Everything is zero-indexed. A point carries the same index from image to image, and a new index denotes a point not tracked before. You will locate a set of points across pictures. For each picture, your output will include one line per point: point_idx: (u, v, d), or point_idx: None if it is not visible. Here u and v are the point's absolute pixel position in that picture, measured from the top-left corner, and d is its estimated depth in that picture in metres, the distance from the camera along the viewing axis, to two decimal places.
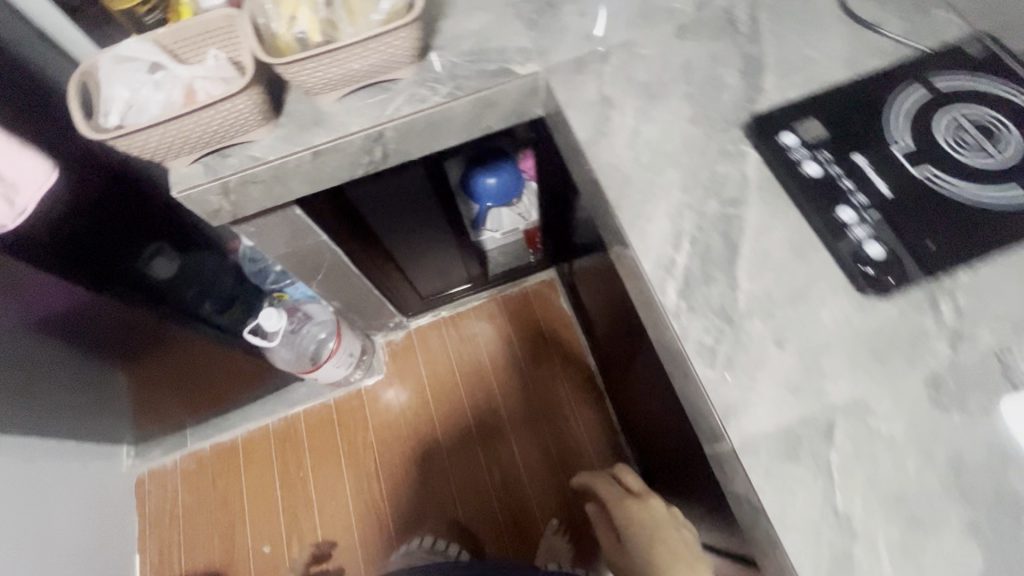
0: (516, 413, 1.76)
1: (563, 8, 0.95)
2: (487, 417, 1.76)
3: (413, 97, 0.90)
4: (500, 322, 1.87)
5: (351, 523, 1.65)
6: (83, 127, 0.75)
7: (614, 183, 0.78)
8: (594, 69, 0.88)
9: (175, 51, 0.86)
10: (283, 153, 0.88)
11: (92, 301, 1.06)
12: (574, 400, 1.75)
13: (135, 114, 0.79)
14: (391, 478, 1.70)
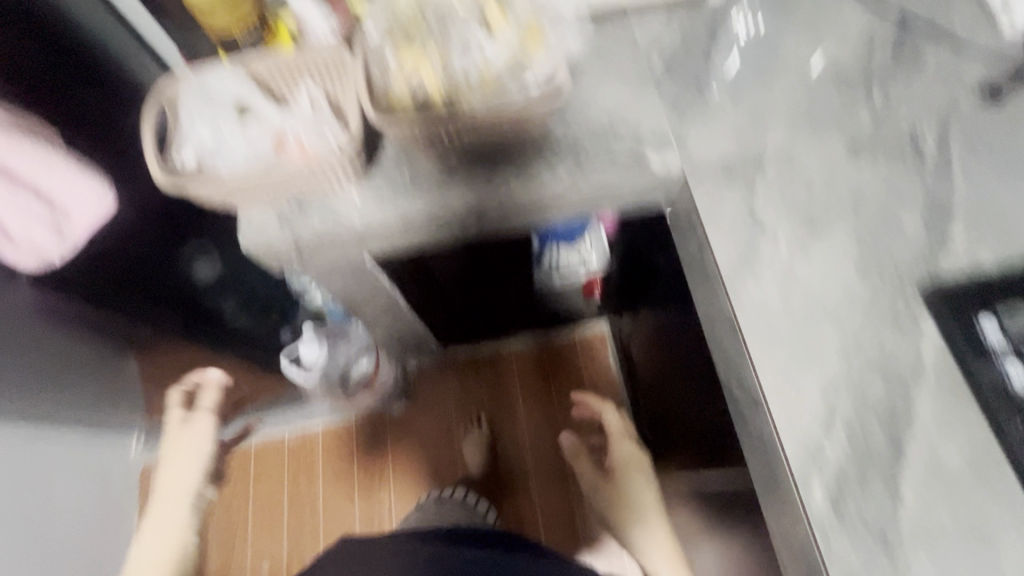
0: (540, 446, 1.68)
1: (713, 93, 0.81)
2: (511, 449, 1.68)
3: (528, 175, 0.77)
4: (539, 358, 1.76)
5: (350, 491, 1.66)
6: (157, 170, 0.65)
7: (758, 334, 0.66)
8: (744, 179, 0.75)
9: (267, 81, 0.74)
10: (371, 219, 0.76)
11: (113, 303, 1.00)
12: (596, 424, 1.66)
13: (214, 157, 0.68)
14: (399, 476, 1.67)
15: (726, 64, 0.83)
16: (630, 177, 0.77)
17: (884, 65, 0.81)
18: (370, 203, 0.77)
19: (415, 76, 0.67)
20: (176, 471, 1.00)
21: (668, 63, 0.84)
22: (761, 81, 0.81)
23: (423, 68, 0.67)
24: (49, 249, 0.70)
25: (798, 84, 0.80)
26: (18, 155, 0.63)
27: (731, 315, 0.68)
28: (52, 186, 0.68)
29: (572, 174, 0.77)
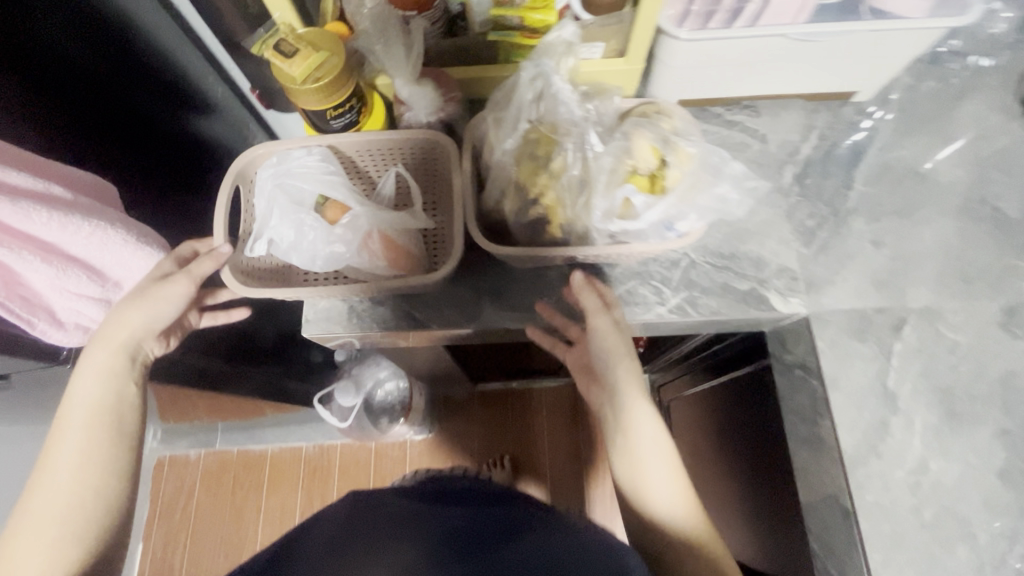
0: (564, 456, 1.56)
1: (850, 226, 0.71)
2: (536, 461, 1.56)
3: (631, 298, 0.68)
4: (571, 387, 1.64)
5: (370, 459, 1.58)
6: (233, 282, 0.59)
7: (877, 538, 0.59)
8: (879, 341, 0.66)
9: (352, 157, 0.67)
10: (452, 325, 0.68)
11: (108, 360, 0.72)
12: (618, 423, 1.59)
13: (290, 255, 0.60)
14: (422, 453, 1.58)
15: (868, 191, 0.73)
16: (748, 318, 0.68)
17: None
18: (452, 307, 0.68)
19: (535, 203, 0.54)
20: (90, 377, 0.60)
21: (801, 180, 0.74)
22: (906, 219, 0.71)
23: (548, 191, 0.54)
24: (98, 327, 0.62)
25: (952, 230, 0.70)
26: (71, 236, 0.54)
27: (850, 508, 0.61)
28: (106, 262, 0.59)
29: (682, 304, 0.68)
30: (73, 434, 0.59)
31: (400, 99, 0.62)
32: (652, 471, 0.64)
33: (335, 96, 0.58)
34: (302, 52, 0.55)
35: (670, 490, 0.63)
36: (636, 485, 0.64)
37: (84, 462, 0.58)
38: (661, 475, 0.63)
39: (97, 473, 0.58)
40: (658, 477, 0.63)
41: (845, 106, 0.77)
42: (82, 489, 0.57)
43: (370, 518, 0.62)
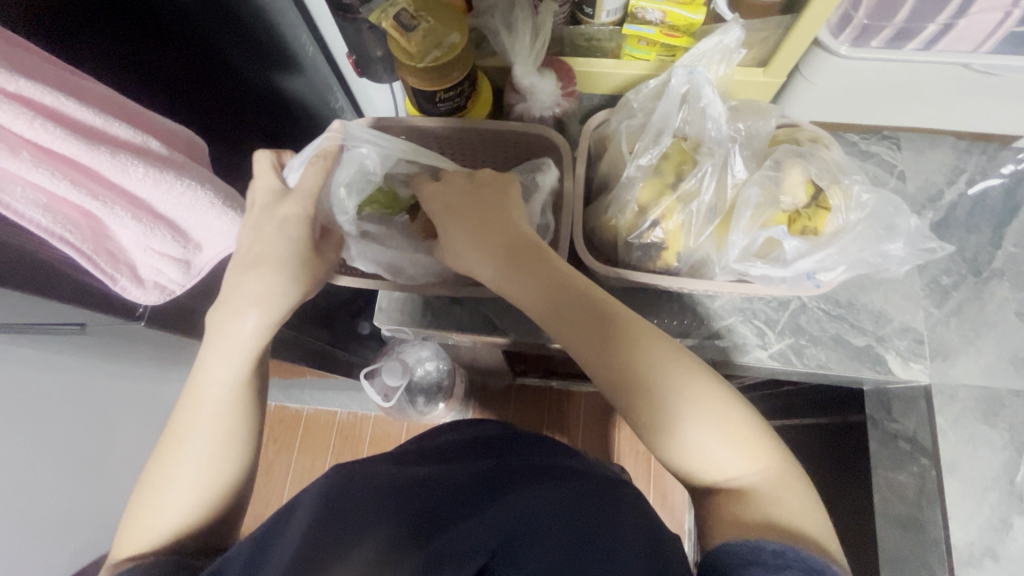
0: (596, 453, 1.48)
1: (993, 291, 0.62)
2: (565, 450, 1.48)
3: (729, 336, 0.62)
4: None
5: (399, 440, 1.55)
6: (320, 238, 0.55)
7: None
8: (1012, 430, 0.58)
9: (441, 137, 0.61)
10: (530, 335, 0.63)
11: (149, 297, 0.58)
12: None
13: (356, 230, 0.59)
14: None
15: (1019, 252, 0.64)
16: (857, 378, 0.61)
17: None
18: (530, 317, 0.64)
19: (656, 225, 0.48)
20: (221, 361, 0.49)
21: (939, 230, 0.65)
22: None
23: (672, 215, 0.48)
24: (175, 287, 0.59)
25: None
26: (162, 193, 0.52)
27: None
28: (190, 222, 0.56)
29: (786, 351, 0.61)
30: (207, 415, 0.49)
31: (517, 88, 0.56)
32: (688, 423, 0.43)
33: (446, 78, 0.53)
34: (423, 26, 0.50)
35: (715, 439, 0.43)
36: (680, 453, 0.44)
37: (204, 452, 0.48)
38: (702, 435, 0.43)
39: (221, 468, 0.49)
40: (695, 428, 0.43)
41: (1003, 151, 0.67)
42: (219, 471, 0.48)
43: (347, 501, 0.49)
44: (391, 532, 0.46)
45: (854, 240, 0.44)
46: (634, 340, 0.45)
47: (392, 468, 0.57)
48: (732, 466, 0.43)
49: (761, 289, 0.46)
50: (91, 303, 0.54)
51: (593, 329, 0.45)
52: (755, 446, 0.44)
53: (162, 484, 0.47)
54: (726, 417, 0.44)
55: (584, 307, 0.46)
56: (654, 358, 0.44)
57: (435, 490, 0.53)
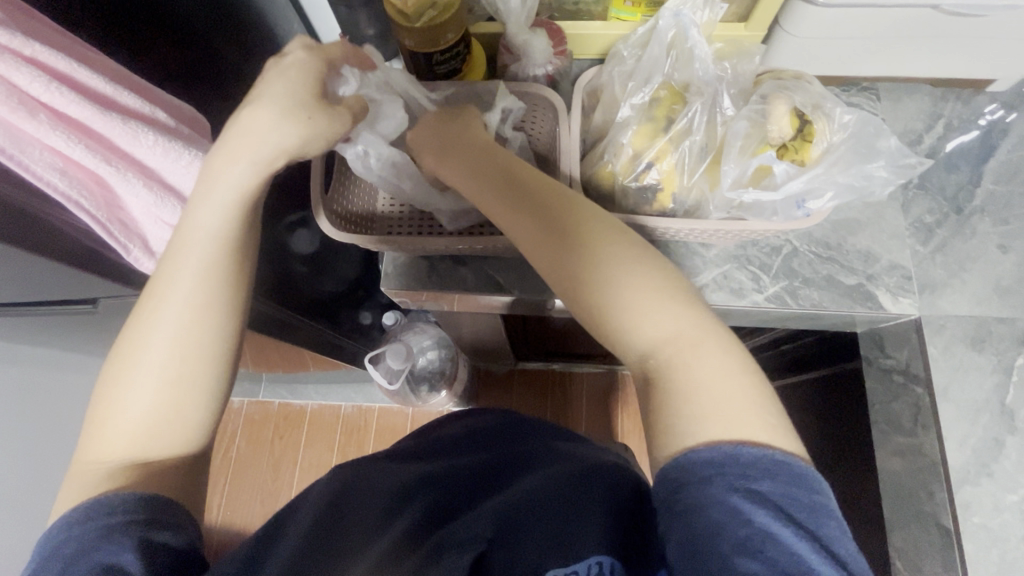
0: (601, 432, 1.49)
1: (975, 227, 0.65)
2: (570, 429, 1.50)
3: (726, 283, 0.64)
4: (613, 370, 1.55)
5: (404, 431, 1.55)
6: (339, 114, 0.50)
7: (981, 564, 0.55)
8: (999, 354, 0.60)
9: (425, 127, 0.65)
10: (533, 291, 0.65)
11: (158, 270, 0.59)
12: None
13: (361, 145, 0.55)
14: None
15: (997, 189, 0.67)
16: (850, 315, 0.63)
17: None
18: (533, 275, 0.66)
19: (651, 167, 0.50)
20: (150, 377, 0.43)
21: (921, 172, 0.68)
22: None
23: (666, 156, 0.50)
24: None
25: None
26: (171, 163, 0.53)
27: (953, 529, 0.56)
28: None
29: (781, 293, 0.64)
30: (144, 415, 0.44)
31: (510, 48, 0.59)
32: (608, 281, 0.42)
33: (443, 39, 0.56)
34: None
35: (639, 303, 0.42)
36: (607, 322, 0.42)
37: (160, 416, 0.43)
38: (630, 298, 0.42)
39: (180, 439, 0.44)
40: (623, 295, 0.42)
41: (977, 96, 0.70)
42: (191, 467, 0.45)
43: (347, 501, 0.55)
44: (400, 526, 0.49)
45: (839, 165, 0.47)
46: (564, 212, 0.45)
47: (390, 468, 0.60)
48: (663, 335, 0.41)
49: (754, 224, 0.48)
50: (102, 273, 0.56)
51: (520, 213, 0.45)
52: (688, 323, 0.41)
53: (113, 427, 0.43)
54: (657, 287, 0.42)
55: (513, 187, 0.47)
56: (586, 231, 0.44)
57: (439, 491, 0.54)
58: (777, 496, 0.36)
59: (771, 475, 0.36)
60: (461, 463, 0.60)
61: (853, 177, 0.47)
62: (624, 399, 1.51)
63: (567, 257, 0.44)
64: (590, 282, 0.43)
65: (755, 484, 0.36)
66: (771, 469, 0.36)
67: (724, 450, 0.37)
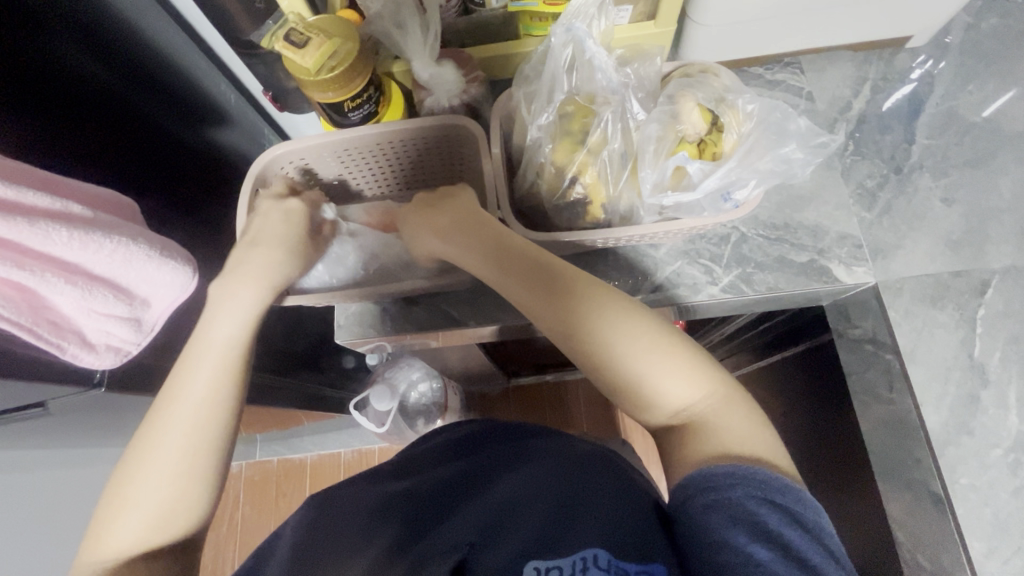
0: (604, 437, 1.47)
1: (916, 184, 0.65)
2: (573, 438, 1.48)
3: (680, 280, 0.63)
4: None
5: None
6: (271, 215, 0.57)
7: (976, 526, 0.53)
8: (961, 308, 0.60)
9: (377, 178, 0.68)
10: (489, 320, 0.64)
11: (98, 360, 0.57)
12: None
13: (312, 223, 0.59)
14: None
15: (931, 143, 0.67)
16: (809, 292, 0.63)
17: None
18: (487, 303, 0.64)
19: (575, 182, 0.50)
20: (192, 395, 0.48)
21: (855, 138, 0.68)
22: (980, 170, 0.64)
23: (587, 170, 0.50)
24: (130, 348, 0.59)
25: None
26: (93, 255, 0.52)
27: (943, 494, 0.55)
28: (131, 279, 0.56)
29: (736, 282, 0.63)
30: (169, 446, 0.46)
31: (421, 84, 0.59)
32: (645, 372, 0.45)
33: (350, 85, 0.54)
34: (314, 40, 0.51)
35: (665, 378, 0.45)
36: (631, 402, 0.47)
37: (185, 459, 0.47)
38: (642, 367, 0.45)
39: (178, 509, 0.46)
40: (650, 373, 0.45)
41: (898, 55, 0.70)
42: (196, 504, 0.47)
43: (330, 517, 0.51)
44: (386, 536, 0.47)
45: (755, 152, 0.48)
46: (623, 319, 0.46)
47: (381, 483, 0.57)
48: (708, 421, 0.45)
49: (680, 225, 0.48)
50: (38, 378, 0.54)
51: (621, 329, 0.45)
52: (750, 427, 0.44)
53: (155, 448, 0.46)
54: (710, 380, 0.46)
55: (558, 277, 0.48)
56: (593, 298, 0.46)
57: (428, 493, 0.54)
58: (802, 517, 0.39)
59: (783, 489, 0.40)
60: (461, 467, 0.58)
61: (773, 161, 0.48)
62: None
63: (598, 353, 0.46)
64: (707, 399, 0.45)
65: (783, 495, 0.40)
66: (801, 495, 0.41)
67: (742, 467, 0.41)
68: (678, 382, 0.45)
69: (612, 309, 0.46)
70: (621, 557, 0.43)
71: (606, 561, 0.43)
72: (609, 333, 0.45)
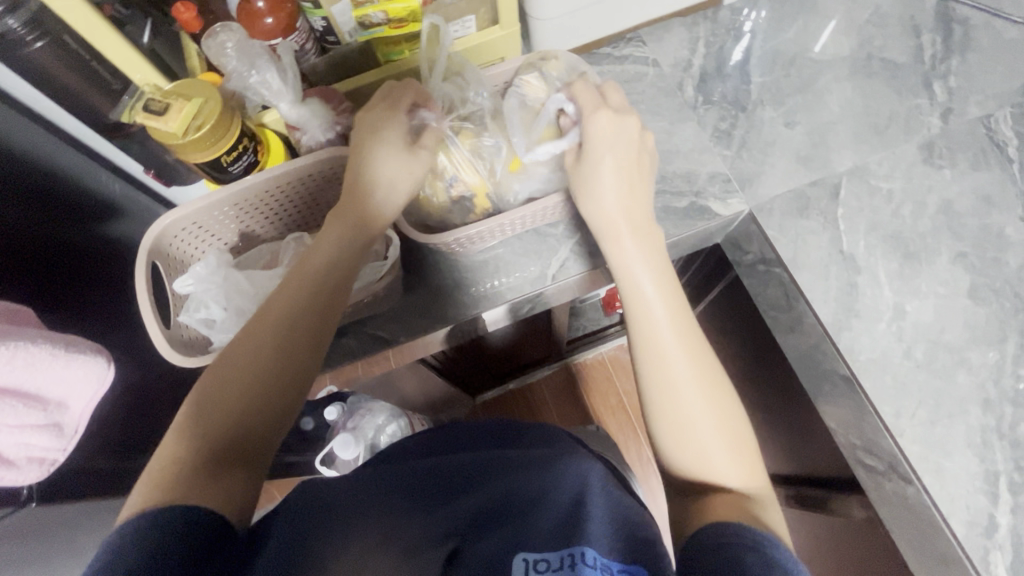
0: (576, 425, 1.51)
1: (762, 117, 0.73)
2: None
3: (582, 250, 0.68)
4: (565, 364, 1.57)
5: None
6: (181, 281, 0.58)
7: (882, 394, 0.60)
8: (823, 212, 0.67)
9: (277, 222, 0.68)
10: (419, 332, 0.66)
11: (19, 478, 0.52)
12: (619, 373, 1.54)
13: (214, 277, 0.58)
14: None
15: (766, 80, 0.75)
16: (698, 231, 0.69)
17: (939, 53, 0.73)
18: (412, 317, 0.66)
19: (456, 181, 0.59)
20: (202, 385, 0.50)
21: (703, 89, 0.76)
22: (809, 94, 0.74)
23: (468, 171, 0.59)
24: (56, 456, 0.55)
25: (852, 91, 0.73)
26: None
27: (850, 374, 0.61)
28: (41, 382, 0.52)
29: None
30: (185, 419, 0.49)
31: (293, 126, 0.62)
32: (682, 377, 0.50)
33: (223, 139, 0.56)
34: (176, 104, 0.53)
35: (699, 403, 0.49)
36: (659, 389, 0.50)
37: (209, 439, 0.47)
38: (681, 368, 0.50)
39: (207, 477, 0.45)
40: (684, 380, 0.50)
41: (720, 11, 0.79)
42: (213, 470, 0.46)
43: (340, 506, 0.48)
44: (412, 528, 0.47)
45: None
46: (698, 353, 0.51)
47: (405, 464, 0.57)
48: (715, 472, 0.48)
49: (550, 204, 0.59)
50: None
51: (679, 321, 0.52)
52: (750, 475, 0.48)
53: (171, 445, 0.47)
54: (745, 448, 0.49)
55: (667, 292, 0.54)
56: (659, 272, 0.54)
57: (441, 475, 0.55)
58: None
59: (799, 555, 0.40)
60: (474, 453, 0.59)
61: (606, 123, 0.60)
62: (585, 385, 1.54)
63: (665, 356, 0.51)
64: (736, 465, 0.48)
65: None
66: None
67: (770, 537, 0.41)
68: (710, 419, 0.49)
69: (674, 306, 0.53)
70: (606, 555, 0.45)
71: (592, 557, 0.44)
72: (669, 316, 0.52)
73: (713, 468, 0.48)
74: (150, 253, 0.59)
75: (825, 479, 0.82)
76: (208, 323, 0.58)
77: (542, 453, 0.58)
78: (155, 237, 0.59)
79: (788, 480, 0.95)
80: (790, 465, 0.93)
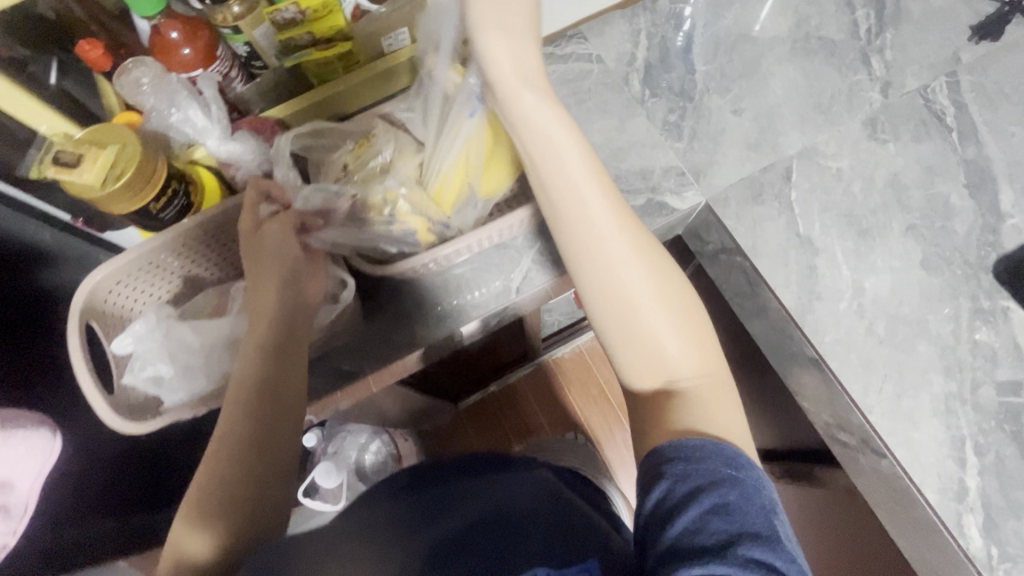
0: (559, 417, 1.50)
1: (709, 105, 0.73)
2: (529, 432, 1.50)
3: (542, 258, 0.66)
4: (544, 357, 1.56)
5: None
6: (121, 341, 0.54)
7: (849, 372, 0.61)
8: (777, 197, 0.68)
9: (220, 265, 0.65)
10: (385, 362, 0.63)
11: None
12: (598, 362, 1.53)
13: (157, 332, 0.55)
14: None
15: (709, 67, 0.75)
16: (657, 228, 0.68)
17: (873, 27, 0.74)
18: (376, 346, 0.64)
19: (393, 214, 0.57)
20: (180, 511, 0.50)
21: (649, 82, 0.75)
22: (753, 79, 0.74)
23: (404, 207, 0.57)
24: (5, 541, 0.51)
25: (794, 72, 0.73)
26: None
27: (817, 356, 0.62)
28: None
29: None
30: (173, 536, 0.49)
31: (226, 161, 0.58)
32: (626, 267, 0.49)
33: (147, 186, 0.52)
34: (87, 155, 0.49)
35: (647, 292, 0.49)
36: (604, 278, 0.49)
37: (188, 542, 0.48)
38: (623, 256, 0.49)
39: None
40: (628, 269, 0.49)
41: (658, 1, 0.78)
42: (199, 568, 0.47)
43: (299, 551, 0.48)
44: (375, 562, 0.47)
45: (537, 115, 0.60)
46: (632, 229, 0.51)
47: (369, 507, 0.57)
48: (670, 361, 0.48)
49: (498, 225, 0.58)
50: None
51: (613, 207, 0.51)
52: (706, 368, 0.49)
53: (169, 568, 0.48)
54: (695, 327, 0.50)
55: (596, 176, 0.51)
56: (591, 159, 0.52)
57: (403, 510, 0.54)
58: (770, 535, 0.38)
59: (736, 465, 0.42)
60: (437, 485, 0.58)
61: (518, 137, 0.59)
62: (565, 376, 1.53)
63: (601, 238, 0.50)
64: (689, 357, 0.49)
65: (736, 480, 0.41)
66: (754, 475, 0.42)
67: (709, 448, 0.43)
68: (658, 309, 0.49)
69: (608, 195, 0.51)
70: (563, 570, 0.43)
71: None
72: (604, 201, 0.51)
73: (669, 360, 0.48)
74: (83, 314, 0.54)
75: (808, 452, 0.84)
76: (157, 382, 0.54)
77: (505, 481, 0.57)
78: (85, 297, 0.55)
79: (772, 455, 0.96)
80: (775, 439, 0.94)
